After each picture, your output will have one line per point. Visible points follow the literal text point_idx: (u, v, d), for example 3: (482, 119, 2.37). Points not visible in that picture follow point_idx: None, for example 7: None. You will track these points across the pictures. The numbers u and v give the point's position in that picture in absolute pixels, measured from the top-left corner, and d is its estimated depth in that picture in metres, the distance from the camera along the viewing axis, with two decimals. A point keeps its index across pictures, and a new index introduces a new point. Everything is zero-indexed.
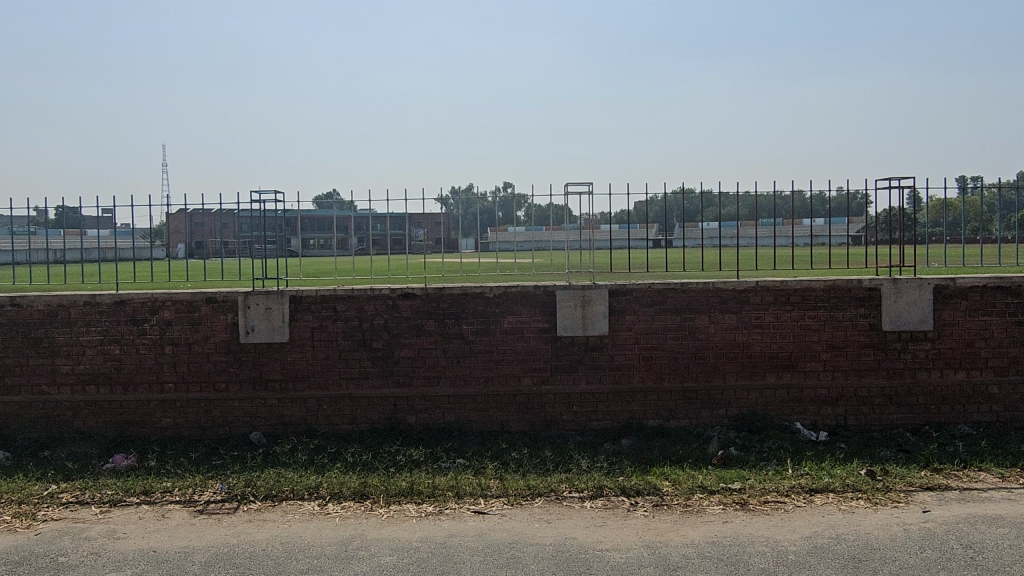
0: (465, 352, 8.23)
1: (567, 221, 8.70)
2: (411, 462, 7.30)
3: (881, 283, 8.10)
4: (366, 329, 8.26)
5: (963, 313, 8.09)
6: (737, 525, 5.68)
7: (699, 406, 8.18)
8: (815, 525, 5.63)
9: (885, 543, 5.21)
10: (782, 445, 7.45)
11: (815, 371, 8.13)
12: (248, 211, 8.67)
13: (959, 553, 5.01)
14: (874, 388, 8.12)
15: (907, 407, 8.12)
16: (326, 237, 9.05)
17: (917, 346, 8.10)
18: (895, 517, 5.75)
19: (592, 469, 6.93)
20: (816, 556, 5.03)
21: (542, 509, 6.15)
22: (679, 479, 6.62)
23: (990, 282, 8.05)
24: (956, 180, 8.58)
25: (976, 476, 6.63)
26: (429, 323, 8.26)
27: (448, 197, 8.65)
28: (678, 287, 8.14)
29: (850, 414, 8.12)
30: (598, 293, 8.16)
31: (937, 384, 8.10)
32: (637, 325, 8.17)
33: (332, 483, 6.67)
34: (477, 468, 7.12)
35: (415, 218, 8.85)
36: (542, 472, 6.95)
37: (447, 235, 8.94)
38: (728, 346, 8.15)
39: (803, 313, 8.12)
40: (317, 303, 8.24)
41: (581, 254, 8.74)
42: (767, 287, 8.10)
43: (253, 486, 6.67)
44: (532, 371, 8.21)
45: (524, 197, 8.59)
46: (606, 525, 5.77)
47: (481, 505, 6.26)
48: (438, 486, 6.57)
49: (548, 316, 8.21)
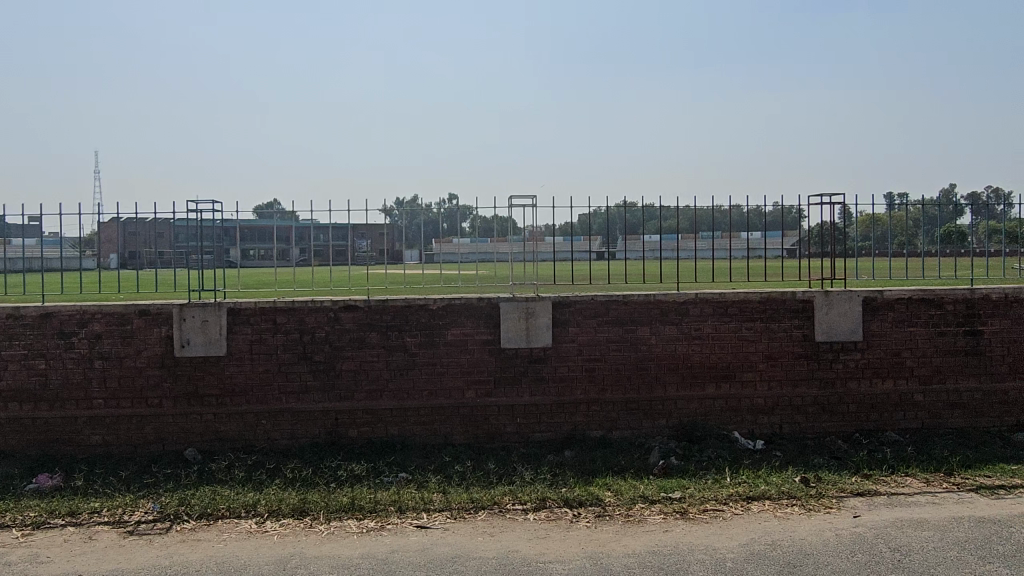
0: (408, 364, 8.16)
1: (512, 233, 8.76)
2: (352, 477, 7.19)
3: (814, 295, 8.36)
4: (308, 342, 8.12)
5: (890, 324, 8.42)
6: (678, 534, 5.77)
7: (640, 416, 8.28)
8: (751, 532, 5.76)
9: (818, 548, 5.37)
10: (720, 454, 7.61)
11: (752, 381, 8.34)
12: (184, 219, 8.53)
13: (887, 556, 5.19)
14: (807, 397, 8.36)
15: (839, 415, 8.38)
16: (267, 248, 8.83)
17: (848, 356, 8.39)
18: (829, 522, 5.93)
19: (535, 481, 6.95)
20: (753, 562, 5.15)
21: (486, 522, 6.13)
22: (621, 489, 6.70)
23: (914, 294, 8.41)
24: (883, 196, 8.90)
25: (903, 481, 6.89)
26: (371, 335, 8.16)
27: (392, 208, 8.66)
28: (620, 299, 8.26)
29: (785, 423, 8.35)
30: (542, 305, 8.21)
31: (866, 392, 8.39)
32: (580, 337, 8.25)
33: (270, 501, 6.51)
34: (420, 482, 7.04)
35: (359, 229, 8.82)
36: (485, 485, 6.94)
37: (391, 247, 8.85)
38: (669, 357, 8.30)
39: (740, 324, 8.34)
40: (256, 315, 8.07)
41: (524, 266, 8.87)
42: (706, 299, 8.31)
43: (187, 505, 6.46)
44: (476, 383, 8.19)
45: (469, 208, 8.65)
46: (549, 537, 5.78)
47: (423, 519, 6.20)
48: (381, 501, 6.49)
49: (491, 327, 8.21)
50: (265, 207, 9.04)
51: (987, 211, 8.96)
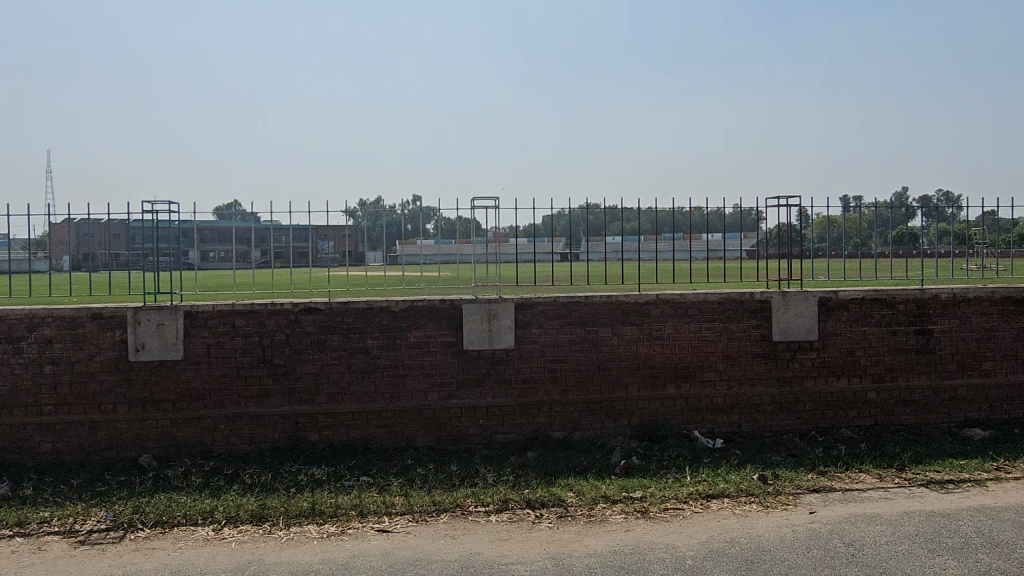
0: (370, 367, 8.09)
1: (476, 234, 8.74)
2: (313, 482, 7.10)
3: (771, 296, 8.51)
4: (267, 345, 8.00)
5: (844, 323, 8.60)
6: (638, 534, 5.82)
7: (602, 417, 8.33)
8: (711, 529, 5.84)
9: (775, 545, 5.46)
10: (680, 453, 7.70)
11: (712, 380, 8.46)
12: (139, 220, 8.36)
13: (841, 551, 5.30)
14: (765, 396, 8.51)
15: (796, 413, 8.54)
16: (227, 250, 8.69)
17: (804, 355, 8.55)
18: (785, 519, 6.03)
19: (498, 483, 6.95)
20: (712, 559, 5.22)
21: (448, 525, 6.11)
22: (582, 489, 6.73)
23: (867, 294, 8.61)
24: (839, 199, 9.10)
25: (857, 477, 7.05)
26: (332, 338, 8.07)
27: (355, 209, 8.57)
28: (582, 300, 8.30)
29: (744, 421, 8.48)
30: (505, 307, 8.21)
31: (821, 391, 8.57)
32: (543, 338, 8.28)
33: (228, 507, 6.40)
34: (382, 485, 6.98)
35: (323, 230, 8.69)
36: (447, 488, 6.91)
37: (354, 248, 8.75)
38: (631, 358, 8.37)
39: (700, 325, 8.45)
40: (213, 318, 7.93)
41: (487, 267, 8.87)
42: (666, 300, 8.40)
43: (141, 513, 6.31)
44: (438, 385, 8.16)
45: (432, 210, 8.60)
46: (511, 538, 5.79)
47: (385, 523, 6.16)
48: (341, 505, 6.42)
49: (454, 329, 8.19)
50: (226, 206, 8.84)
51: (939, 214, 9.22)
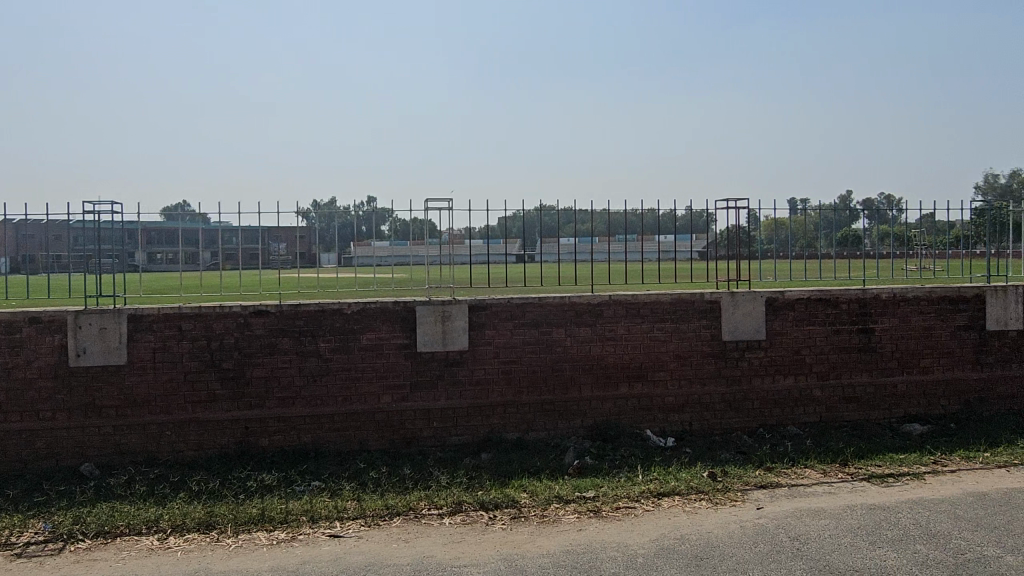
0: (322, 370, 7.98)
1: (429, 235, 8.76)
2: (263, 488, 6.98)
3: (721, 296, 8.66)
4: (215, 349, 7.84)
5: (791, 323, 8.81)
6: (591, 533, 5.86)
7: (556, 417, 8.37)
8: (662, 527, 5.92)
9: (723, 541, 5.56)
10: (632, 452, 7.78)
11: (663, 380, 8.57)
12: (82, 221, 8.11)
13: (787, 545, 5.43)
14: (715, 394, 8.66)
15: (744, 411, 8.71)
16: (174, 252, 8.62)
17: (753, 354, 8.73)
18: (734, 515, 6.15)
19: (451, 485, 6.92)
20: (662, 557, 5.28)
21: (400, 528, 6.06)
22: (536, 490, 6.75)
23: (812, 294, 8.84)
24: (787, 201, 9.33)
25: (803, 473, 7.22)
26: (283, 341, 7.94)
27: (308, 210, 8.47)
28: (535, 301, 8.33)
29: (694, 420, 8.62)
30: (459, 308, 8.19)
31: (769, 389, 8.76)
32: (496, 339, 8.28)
33: (173, 515, 6.24)
34: (333, 490, 6.90)
35: (276, 232, 8.57)
36: (400, 491, 6.86)
37: (307, 249, 8.70)
38: (584, 358, 8.43)
39: (651, 325, 8.56)
40: (159, 322, 7.73)
41: (440, 268, 8.87)
42: (619, 300, 8.49)
43: (82, 523, 6.11)
44: (391, 388, 8.10)
45: (386, 211, 8.59)
46: (464, 540, 5.77)
47: (336, 528, 6.08)
48: (292, 511, 6.32)
49: (407, 331, 8.14)
50: (175, 206, 8.61)
51: (881, 215, 9.55)
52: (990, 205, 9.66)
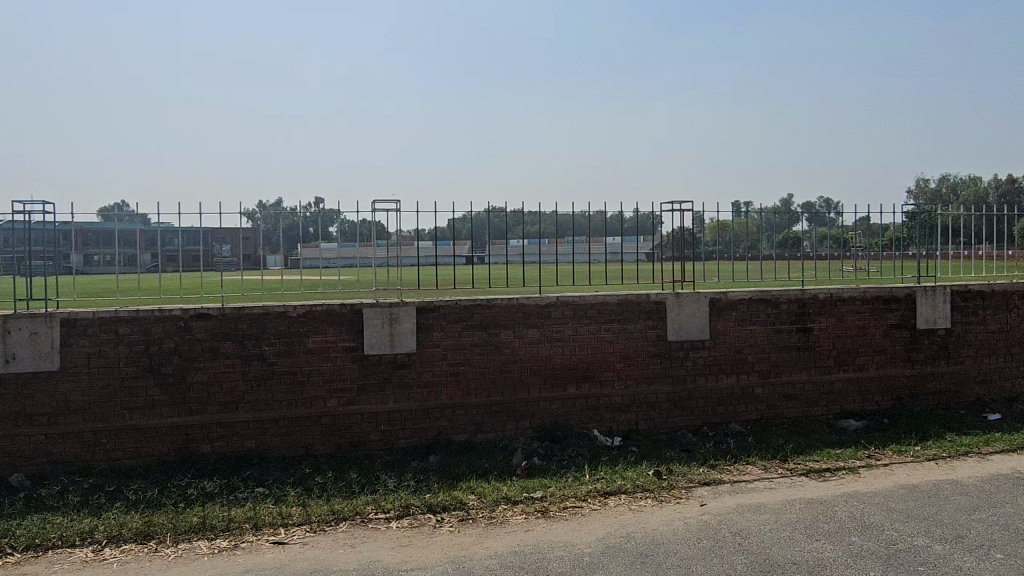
0: (266, 375, 7.83)
1: (377, 237, 8.71)
2: (204, 495, 6.81)
3: (666, 297, 8.81)
4: (154, 353, 7.61)
5: (734, 323, 9.02)
6: (538, 533, 5.88)
7: (504, 418, 8.39)
8: (608, 526, 5.98)
9: (668, 537, 5.65)
10: (580, 452, 7.85)
11: (610, 380, 8.67)
12: (11, 222, 7.78)
13: (729, 540, 5.55)
14: (660, 394, 8.80)
15: (689, 410, 8.88)
16: (111, 253, 8.18)
17: (697, 354, 8.90)
18: (678, 512, 6.25)
19: (399, 488, 6.87)
20: (608, 555, 5.34)
21: (346, 534, 5.99)
22: (484, 491, 6.75)
23: (754, 295, 9.06)
24: (731, 204, 9.55)
25: (745, 469, 7.39)
26: (226, 345, 7.77)
27: (254, 211, 8.28)
28: (484, 303, 8.33)
29: (641, 419, 8.74)
30: (407, 310, 8.14)
31: (713, 387, 8.94)
32: (445, 341, 8.26)
33: (109, 526, 6.04)
34: (278, 496, 6.77)
35: (221, 233, 8.36)
36: (346, 496, 6.78)
37: (253, 251, 8.50)
38: (532, 359, 8.47)
39: (598, 326, 8.65)
40: (94, 326, 7.47)
41: (388, 271, 8.84)
42: (567, 302, 8.55)
43: (10, 537, 5.87)
44: (338, 391, 7.99)
45: (333, 212, 8.45)
46: (411, 544, 5.73)
47: (280, 535, 5.97)
48: (234, 518, 6.18)
49: (354, 334, 8.05)
50: (113, 206, 8.28)
51: (820, 218, 9.86)
52: (921, 209, 10.11)
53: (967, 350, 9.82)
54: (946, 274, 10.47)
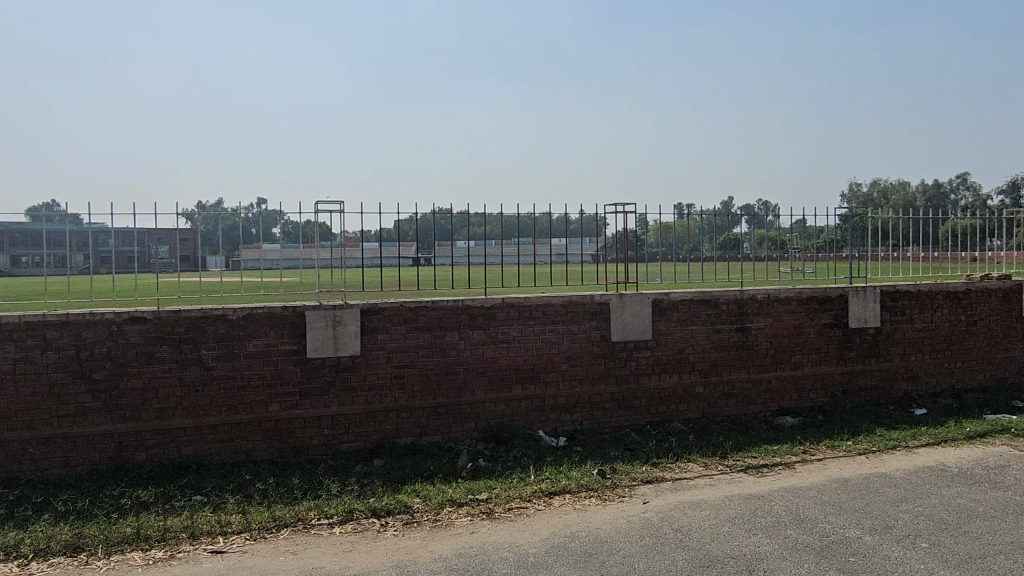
0: (205, 379, 7.63)
1: (321, 239, 8.56)
2: (138, 505, 6.60)
3: (610, 298, 8.92)
4: (85, 359, 7.34)
5: (676, 323, 9.19)
6: (483, 535, 5.88)
7: (450, 421, 8.37)
8: (552, 526, 6.03)
9: (611, 536, 5.73)
10: (525, 453, 7.88)
11: (555, 381, 8.73)
12: None
13: (670, 537, 5.65)
14: (604, 394, 8.90)
15: (632, 409, 9.01)
16: (40, 255, 7.81)
17: (640, 354, 9.04)
18: (621, 510, 6.34)
19: (342, 493, 6.79)
20: (552, 555, 5.38)
21: (287, 540, 5.88)
22: (428, 494, 6.72)
23: (695, 296, 9.25)
24: (674, 206, 9.72)
25: (686, 467, 7.54)
26: (162, 349, 7.54)
27: (194, 211, 8.10)
28: (429, 304, 8.28)
29: (585, 419, 8.83)
30: (350, 313, 8.04)
31: (655, 387, 9.09)
32: (390, 344, 8.19)
33: (36, 539, 5.80)
34: (216, 504, 6.61)
35: (157, 234, 8.06)
36: (287, 502, 6.66)
37: (193, 253, 8.28)
38: (477, 361, 8.46)
39: (543, 327, 8.70)
40: (20, 331, 7.16)
41: (332, 272, 8.67)
42: (512, 303, 8.58)
43: None
44: (279, 396, 7.85)
45: (277, 213, 8.32)
46: (354, 549, 5.67)
47: (218, 544, 5.83)
48: (170, 528, 6.00)
49: (296, 337, 7.91)
50: (45, 206, 7.93)
51: (759, 220, 10.13)
52: (852, 211, 10.56)
53: (896, 347, 10.22)
54: (877, 275, 10.83)
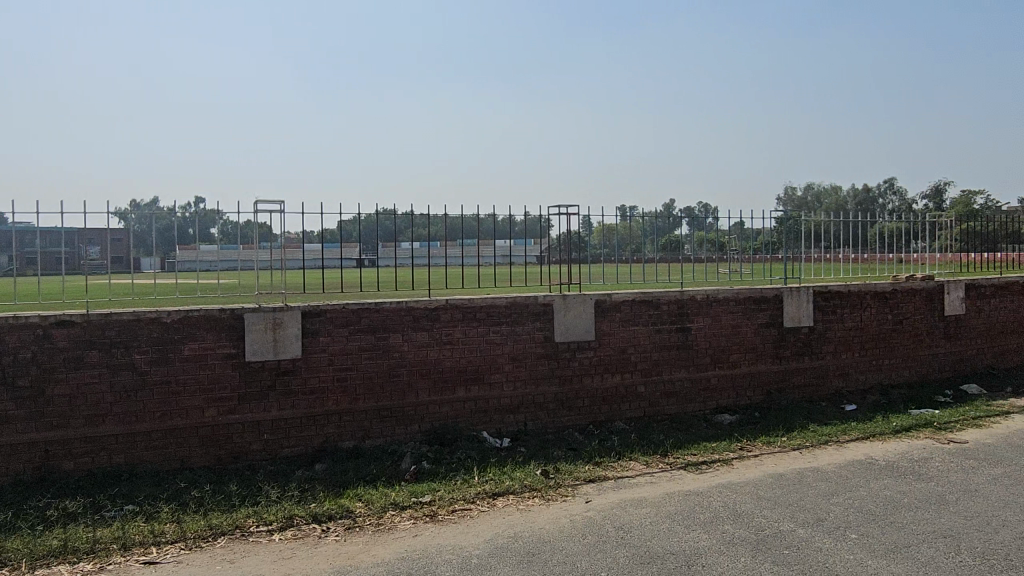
0: (137, 385, 7.38)
1: (261, 240, 8.35)
2: (66, 516, 6.34)
3: (553, 299, 8.98)
4: (8, 365, 7.01)
5: (618, 323, 9.31)
6: (426, 538, 5.85)
7: (393, 423, 8.29)
8: (496, 527, 6.03)
9: (554, 535, 5.77)
10: (469, 454, 7.86)
11: (499, 382, 8.75)
12: None
13: (612, 535, 5.72)
14: (548, 394, 8.96)
15: (576, 409, 9.09)
16: None
17: (583, 354, 9.13)
18: (564, 510, 6.39)
19: (282, 499, 6.65)
20: (495, 556, 5.39)
21: (225, 549, 5.74)
22: (371, 498, 6.64)
23: (637, 296, 9.39)
24: (617, 208, 9.85)
25: (628, 465, 7.64)
26: (91, 354, 7.26)
27: (127, 210, 7.72)
28: (372, 306, 8.19)
29: (529, 420, 8.87)
30: (291, 315, 7.89)
31: (598, 387, 9.20)
32: (331, 346, 8.06)
33: None
34: (149, 513, 6.40)
35: (87, 234, 7.65)
36: (225, 509, 6.50)
37: (126, 254, 7.93)
38: (421, 363, 8.41)
39: (487, 328, 8.71)
40: None
41: (272, 274, 8.50)
42: (456, 305, 8.56)
43: None
44: (217, 401, 7.65)
45: (215, 213, 7.97)
46: (295, 556, 5.57)
47: (152, 554, 5.64)
48: (100, 539, 5.79)
49: (234, 340, 7.72)
50: None
51: (699, 222, 10.31)
52: (788, 214, 10.84)
53: (827, 346, 10.58)
54: (811, 275, 11.22)
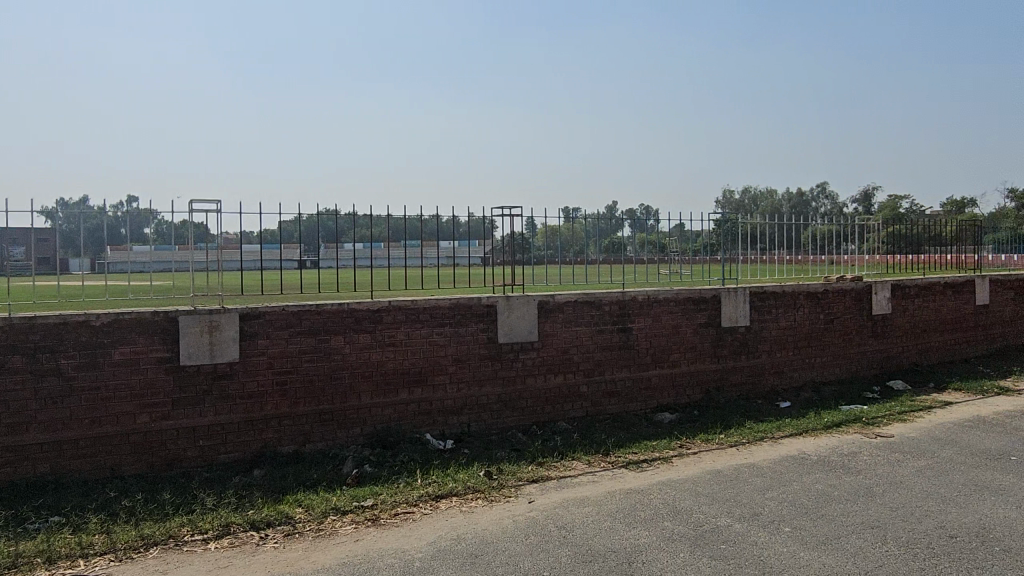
0: (64, 391, 7.08)
1: (197, 241, 8.17)
2: None
3: (496, 300, 8.99)
4: None
5: (561, 324, 9.38)
6: (367, 542, 5.78)
7: (334, 427, 8.17)
8: (439, 529, 6.01)
9: (497, 536, 5.78)
10: (412, 457, 7.80)
11: (442, 383, 8.71)
12: None
13: (554, 534, 5.77)
14: (492, 395, 8.97)
15: (519, 410, 9.12)
16: None
17: (526, 355, 9.17)
18: (507, 510, 6.41)
19: (218, 507, 6.48)
20: (438, 558, 5.36)
21: (157, 559, 5.56)
22: (311, 504, 6.53)
23: (579, 297, 9.49)
24: (560, 210, 9.93)
25: (571, 465, 7.71)
26: (14, 359, 6.93)
27: (54, 210, 7.44)
28: (313, 308, 8.06)
29: (472, 421, 8.86)
30: (228, 317, 7.70)
31: (541, 387, 9.25)
32: (270, 349, 7.90)
33: None
34: (77, 524, 6.15)
35: (10, 234, 7.39)
36: (157, 518, 6.29)
37: (52, 255, 7.65)
38: (363, 365, 8.31)
39: (431, 330, 8.66)
40: None
41: (208, 276, 8.32)
42: (399, 306, 8.49)
43: None
44: (150, 406, 7.40)
45: (149, 213, 7.75)
46: (231, 565, 5.43)
47: (78, 567, 5.42)
48: (23, 553, 5.53)
49: (168, 343, 7.49)
50: None
51: (641, 223, 10.43)
52: (727, 216, 11.11)
53: (763, 345, 10.89)
54: (748, 276, 11.54)
